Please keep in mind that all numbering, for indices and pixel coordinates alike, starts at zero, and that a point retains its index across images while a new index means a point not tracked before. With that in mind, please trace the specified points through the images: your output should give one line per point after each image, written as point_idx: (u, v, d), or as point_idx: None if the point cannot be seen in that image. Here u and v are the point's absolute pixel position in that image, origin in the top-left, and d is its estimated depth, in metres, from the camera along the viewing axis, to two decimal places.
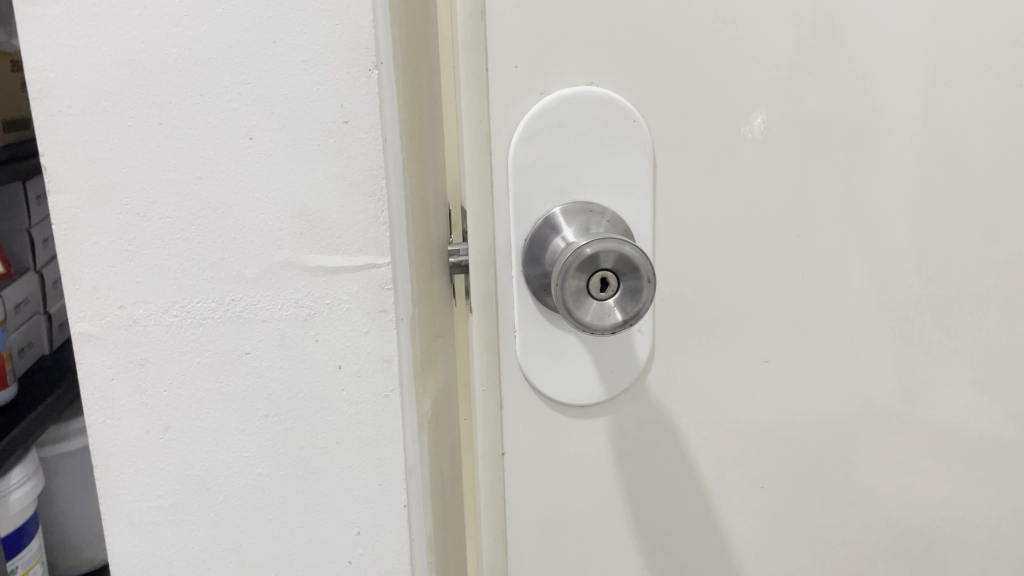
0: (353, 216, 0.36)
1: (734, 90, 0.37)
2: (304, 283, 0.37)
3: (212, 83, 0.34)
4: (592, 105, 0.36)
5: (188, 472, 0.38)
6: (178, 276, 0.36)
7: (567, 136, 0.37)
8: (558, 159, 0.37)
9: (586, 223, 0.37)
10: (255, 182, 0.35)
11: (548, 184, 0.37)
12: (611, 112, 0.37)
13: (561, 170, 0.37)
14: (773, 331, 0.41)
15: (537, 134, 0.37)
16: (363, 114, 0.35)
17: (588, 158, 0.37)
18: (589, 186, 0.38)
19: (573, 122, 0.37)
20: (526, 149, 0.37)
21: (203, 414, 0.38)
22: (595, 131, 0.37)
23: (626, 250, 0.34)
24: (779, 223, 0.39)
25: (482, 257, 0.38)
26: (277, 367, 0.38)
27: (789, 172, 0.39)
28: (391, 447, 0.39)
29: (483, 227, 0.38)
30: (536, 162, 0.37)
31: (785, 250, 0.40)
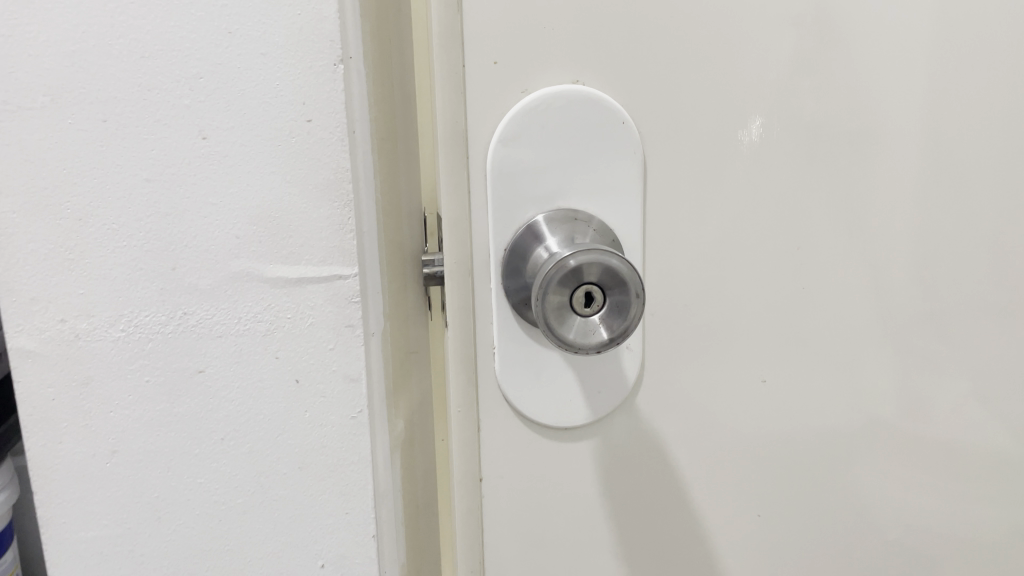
0: (317, 223, 0.33)
1: (731, 90, 0.34)
2: (263, 296, 0.34)
3: (161, 77, 0.31)
4: (577, 105, 0.34)
5: (137, 500, 0.35)
6: (126, 287, 0.33)
7: (550, 138, 0.34)
8: (541, 163, 0.34)
9: (571, 231, 0.35)
10: (210, 185, 0.32)
11: (530, 189, 0.34)
12: (598, 113, 0.34)
13: (545, 175, 0.34)
14: (771, 349, 0.38)
15: (518, 135, 0.34)
16: (327, 112, 0.33)
17: (573, 163, 0.34)
18: (574, 191, 0.35)
19: (557, 123, 0.34)
20: (507, 152, 0.34)
21: (153, 437, 0.35)
22: (581, 133, 0.34)
23: (612, 262, 0.31)
24: (778, 234, 0.36)
25: (459, 267, 0.36)
26: (234, 386, 0.35)
27: (791, 179, 0.36)
28: (358, 473, 0.37)
29: (459, 235, 0.35)
30: (518, 166, 0.34)
31: (786, 263, 0.37)
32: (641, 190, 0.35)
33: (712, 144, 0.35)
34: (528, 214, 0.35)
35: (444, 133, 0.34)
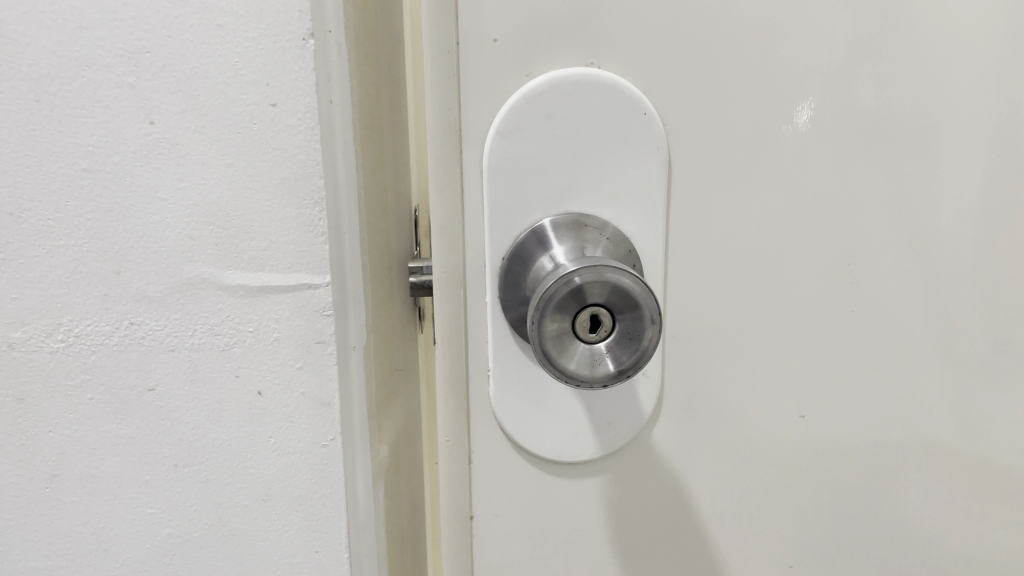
0: (282, 224, 0.29)
1: (775, 78, 0.29)
2: (221, 306, 0.29)
3: (101, 52, 0.27)
4: (590, 93, 0.28)
5: (82, 529, 0.31)
6: (65, 293, 0.29)
7: (558, 130, 0.29)
8: (545, 159, 0.29)
9: (581, 242, 0.29)
10: (158, 177, 0.28)
11: (532, 190, 0.29)
12: (615, 103, 0.29)
13: (549, 174, 0.29)
14: (814, 384, 0.32)
15: (520, 127, 0.29)
16: (296, 96, 0.28)
17: (584, 161, 0.29)
18: (584, 193, 0.29)
19: (566, 114, 0.29)
20: (505, 146, 0.29)
21: (99, 462, 0.31)
22: (594, 124, 0.29)
23: (623, 280, 0.26)
24: (828, 249, 0.31)
25: (448, 278, 0.31)
26: (188, 407, 0.30)
27: (842, 184, 0.30)
28: (330, 508, 0.32)
29: (449, 241, 0.30)
30: (518, 162, 0.29)
31: (835, 284, 0.31)
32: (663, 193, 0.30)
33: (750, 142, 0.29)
34: (529, 219, 0.30)
35: (433, 122, 0.29)
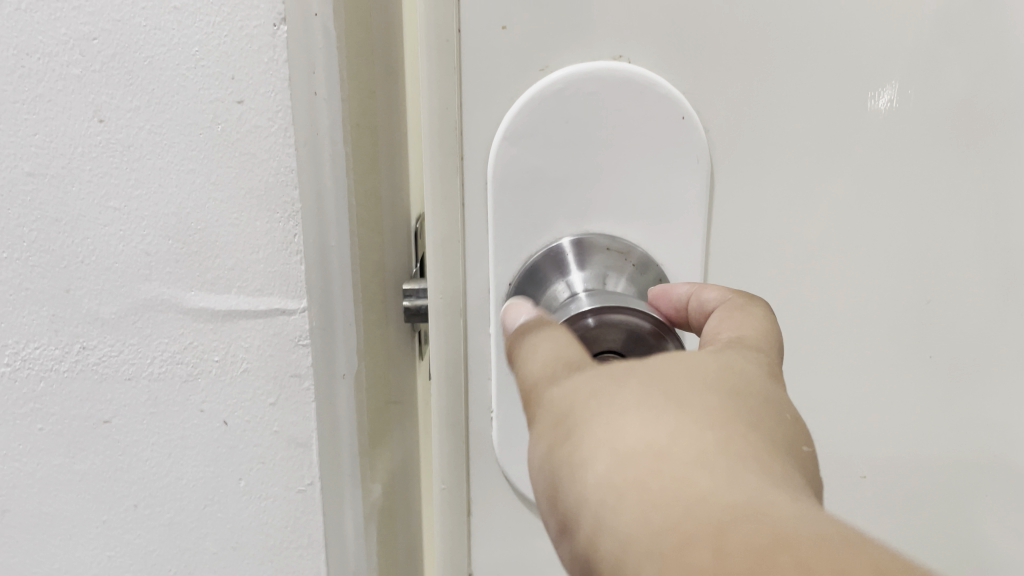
0: (251, 240, 0.25)
1: (854, 75, 0.23)
2: (182, 330, 0.26)
3: (42, 38, 0.23)
4: (619, 95, 0.22)
5: (35, 569, 0.28)
6: (11, 311, 0.25)
7: (577, 141, 0.23)
8: (562, 172, 0.23)
9: (604, 268, 0.24)
10: (109, 184, 0.24)
11: (548, 200, 0.23)
12: (649, 106, 0.22)
13: (567, 189, 0.23)
14: (891, 455, 0.26)
15: (532, 131, 0.23)
16: (266, 92, 0.24)
17: (609, 174, 0.23)
18: (608, 212, 0.23)
19: (587, 120, 0.23)
20: (511, 156, 0.23)
21: (51, 499, 0.27)
22: (620, 129, 0.23)
23: (642, 325, 0.20)
24: (914, 288, 0.24)
25: (449, 305, 0.24)
26: (148, 442, 0.27)
27: (911, 196, 0.24)
28: (307, 562, 0.28)
29: (452, 265, 0.24)
30: (529, 175, 0.23)
31: (925, 329, 0.25)
32: (719, 210, 0.24)
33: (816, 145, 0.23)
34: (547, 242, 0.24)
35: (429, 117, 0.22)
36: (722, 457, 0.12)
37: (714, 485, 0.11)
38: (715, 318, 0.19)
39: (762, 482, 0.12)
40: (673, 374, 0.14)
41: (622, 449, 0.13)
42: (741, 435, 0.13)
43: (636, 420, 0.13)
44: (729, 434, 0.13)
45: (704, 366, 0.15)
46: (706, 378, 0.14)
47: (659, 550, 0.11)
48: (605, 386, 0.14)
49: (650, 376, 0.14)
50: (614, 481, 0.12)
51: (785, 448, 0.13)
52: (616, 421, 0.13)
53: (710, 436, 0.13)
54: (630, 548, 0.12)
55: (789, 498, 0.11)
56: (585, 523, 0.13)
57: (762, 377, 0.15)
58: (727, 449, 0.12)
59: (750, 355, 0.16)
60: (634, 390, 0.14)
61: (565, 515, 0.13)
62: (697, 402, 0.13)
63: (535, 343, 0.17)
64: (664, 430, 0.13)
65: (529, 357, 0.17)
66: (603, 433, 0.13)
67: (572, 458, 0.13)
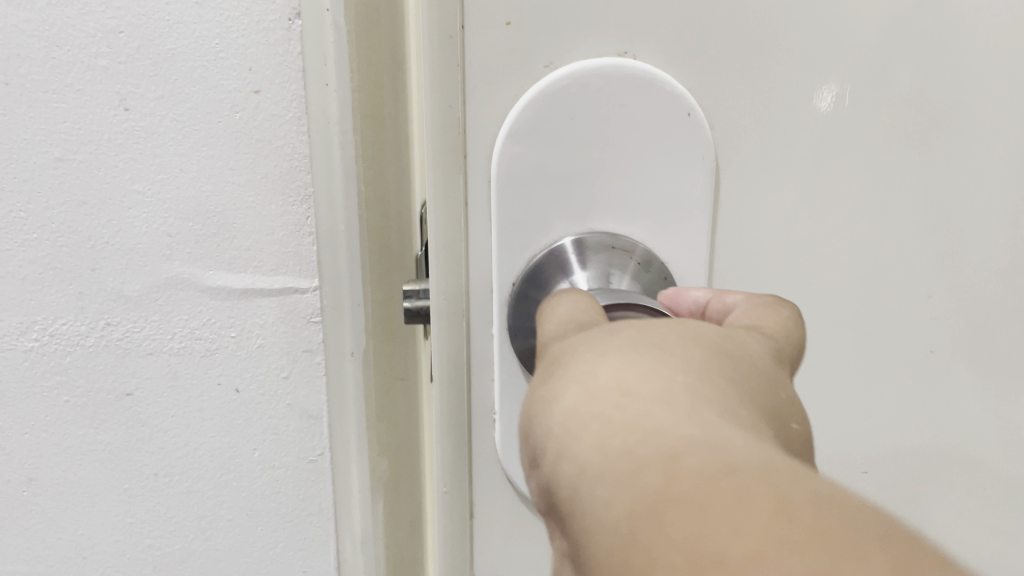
0: (266, 223, 0.26)
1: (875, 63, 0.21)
2: (201, 307, 0.27)
3: (72, 31, 0.24)
4: (624, 91, 0.21)
5: (59, 537, 0.30)
6: (39, 289, 0.27)
7: (581, 136, 0.21)
8: (568, 167, 0.21)
9: (607, 267, 0.22)
10: (133, 168, 0.26)
11: (552, 195, 0.21)
12: (654, 103, 0.21)
13: (572, 186, 0.21)
14: (909, 457, 0.25)
15: (534, 130, 0.21)
16: (282, 82, 0.25)
17: (613, 172, 0.22)
18: (615, 209, 0.22)
19: (594, 117, 0.21)
20: (515, 151, 0.21)
21: (75, 468, 0.29)
22: (624, 125, 0.21)
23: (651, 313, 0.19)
24: (933, 282, 0.23)
25: (454, 305, 0.22)
26: (167, 414, 0.28)
27: (928, 189, 0.22)
28: (319, 526, 0.30)
29: (454, 263, 0.22)
30: (530, 173, 0.21)
31: (945, 327, 0.24)
32: (729, 206, 0.22)
33: (830, 137, 0.22)
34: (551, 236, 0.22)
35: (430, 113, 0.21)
36: (687, 397, 0.12)
37: (676, 422, 0.11)
38: (731, 313, 0.17)
39: (723, 422, 0.12)
40: (672, 343, 0.14)
41: (594, 380, 0.13)
42: (722, 393, 0.13)
43: (617, 363, 0.13)
44: (704, 382, 0.13)
45: (697, 327, 0.15)
46: (695, 336, 0.14)
47: (612, 472, 0.11)
48: (595, 337, 0.14)
49: (639, 329, 0.14)
50: (580, 411, 0.12)
51: (769, 417, 0.13)
52: (597, 358, 0.14)
53: (686, 388, 0.12)
54: (585, 472, 0.12)
55: (746, 438, 0.11)
56: (546, 450, 0.13)
57: (766, 362, 0.15)
58: (695, 393, 0.12)
59: (755, 335, 0.15)
60: (622, 343, 0.14)
61: (529, 444, 0.13)
62: (678, 350, 0.13)
63: (557, 305, 0.17)
64: (637, 369, 0.13)
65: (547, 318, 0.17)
66: (582, 376, 0.13)
67: (546, 389, 0.14)
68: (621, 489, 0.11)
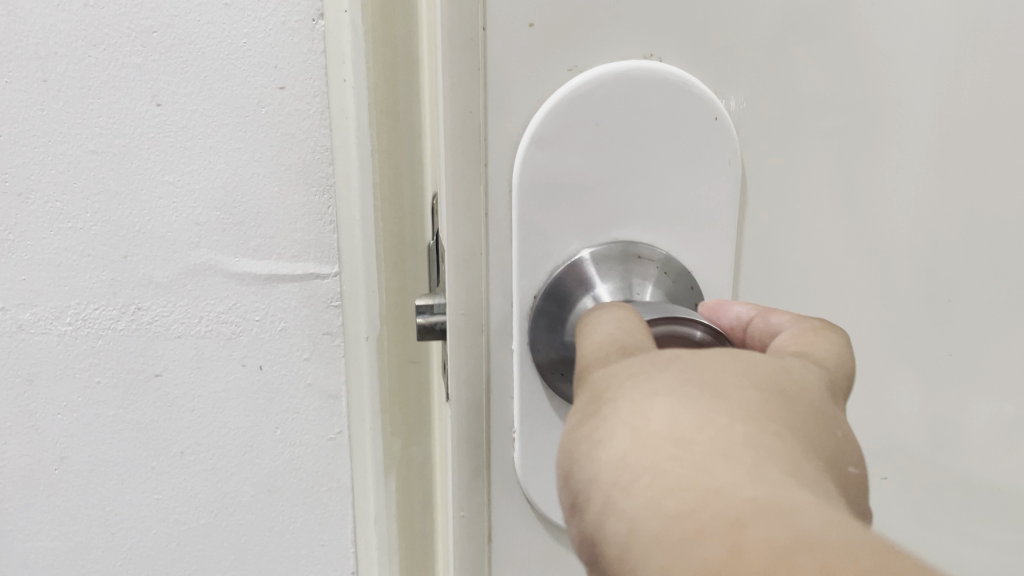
0: (290, 212, 0.28)
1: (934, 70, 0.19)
2: (227, 292, 0.29)
3: (108, 31, 0.26)
4: (655, 96, 0.17)
5: (90, 512, 0.31)
6: (73, 275, 0.28)
7: (611, 143, 0.17)
8: (597, 176, 0.17)
9: (633, 280, 0.18)
10: (165, 160, 0.27)
11: (581, 213, 0.17)
12: (693, 108, 0.17)
13: (603, 200, 0.17)
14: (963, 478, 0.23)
15: (557, 137, 0.17)
16: (305, 78, 0.27)
17: (645, 178, 0.17)
18: (645, 218, 0.18)
19: (621, 119, 0.17)
20: (540, 170, 0.17)
21: (106, 446, 0.30)
22: (655, 129, 0.17)
23: (693, 334, 0.15)
24: (1008, 292, 0.20)
25: (466, 327, 0.18)
26: (195, 394, 0.30)
27: (1007, 196, 0.19)
28: (337, 501, 0.31)
29: (469, 280, 0.18)
30: (554, 182, 0.17)
31: (1019, 341, 0.21)
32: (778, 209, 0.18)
33: (893, 148, 0.18)
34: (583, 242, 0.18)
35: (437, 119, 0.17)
36: (752, 452, 0.10)
37: (737, 483, 0.09)
38: (786, 333, 0.14)
39: (800, 484, 0.10)
40: (739, 393, 0.11)
41: (646, 422, 0.11)
42: (795, 459, 0.10)
43: (670, 405, 0.11)
44: (770, 429, 0.10)
45: (759, 362, 0.12)
46: (758, 374, 0.12)
47: (671, 539, 0.09)
48: (642, 370, 0.12)
49: (697, 363, 0.12)
50: (632, 461, 0.10)
51: (834, 470, 0.11)
52: (648, 398, 0.11)
53: (750, 440, 0.10)
54: (635, 533, 0.10)
55: (827, 508, 0.09)
56: (592, 498, 0.11)
57: (829, 400, 0.12)
58: (764, 448, 0.10)
59: (817, 365, 0.13)
60: (675, 380, 0.11)
61: (572, 490, 0.11)
62: (738, 393, 0.11)
63: (595, 327, 0.14)
64: (695, 416, 0.11)
65: (585, 339, 0.14)
66: (632, 415, 0.11)
67: (589, 433, 0.11)
68: (677, 560, 0.09)
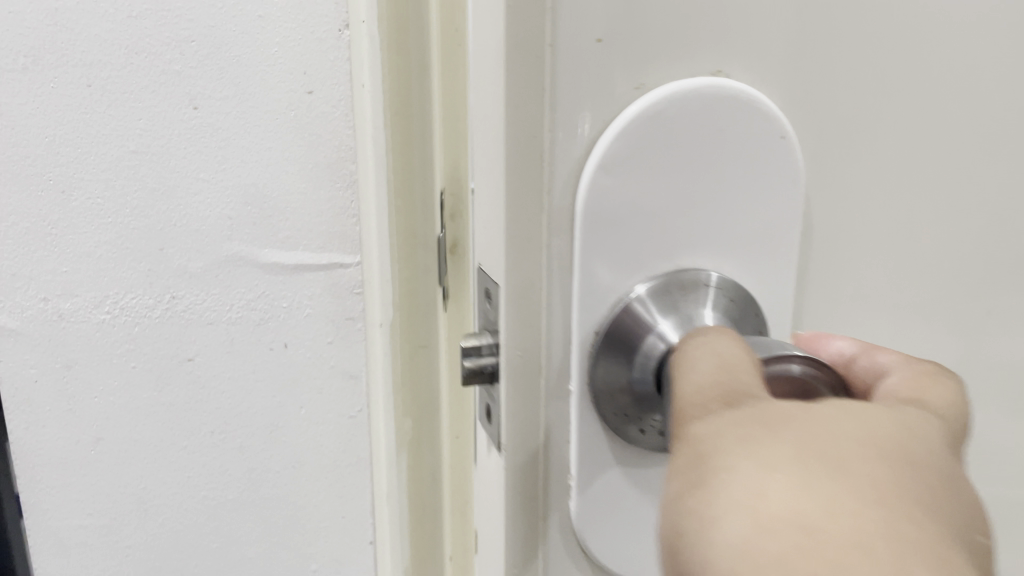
0: (316, 206, 0.31)
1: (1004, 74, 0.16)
2: (256, 281, 0.31)
3: (149, 40, 0.28)
4: (728, 115, 0.14)
5: (123, 490, 0.33)
6: (112, 267, 0.30)
7: (683, 158, 0.14)
8: (666, 195, 0.14)
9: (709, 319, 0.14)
10: (200, 160, 0.30)
11: (641, 239, 0.14)
12: (754, 139, 0.14)
13: (664, 222, 0.14)
14: None
15: (625, 161, 0.14)
16: (331, 84, 0.29)
17: (716, 201, 0.14)
18: (718, 244, 0.15)
19: (691, 129, 0.14)
20: (605, 196, 0.14)
21: (139, 427, 0.32)
22: (732, 139, 0.14)
23: (789, 371, 0.12)
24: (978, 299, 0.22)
25: (524, 367, 0.15)
26: (225, 376, 0.32)
27: None
28: (356, 475, 0.34)
29: (527, 312, 0.14)
30: (614, 211, 0.14)
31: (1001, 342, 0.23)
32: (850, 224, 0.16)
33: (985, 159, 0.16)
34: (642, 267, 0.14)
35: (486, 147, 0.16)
36: (893, 550, 0.09)
37: None
38: (885, 359, 0.13)
39: None
40: (837, 424, 0.10)
41: (763, 507, 0.09)
42: (908, 515, 0.09)
43: (791, 486, 0.09)
44: (909, 514, 0.09)
45: (877, 421, 0.10)
46: (880, 437, 0.10)
47: None
48: (755, 433, 0.10)
49: (814, 425, 0.10)
50: (755, 557, 0.09)
51: (973, 550, 0.10)
52: (766, 470, 0.09)
53: (889, 532, 0.09)
54: None
55: None
56: None
57: (952, 464, 0.11)
58: (904, 540, 0.09)
59: (926, 418, 0.11)
60: (793, 453, 0.10)
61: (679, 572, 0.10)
62: (866, 469, 0.10)
63: (691, 358, 0.12)
64: (821, 498, 0.09)
65: (677, 368, 0.12)
66: (750, 497, 0.09)
67: (696, 508, 0.10)
68: None
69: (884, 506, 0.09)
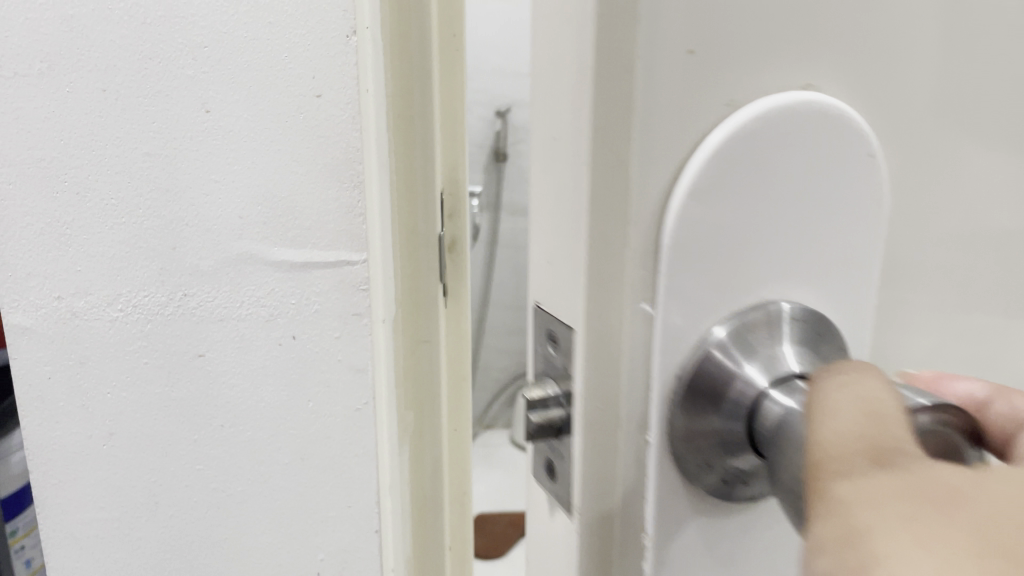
0: (324, 205, 0.32)
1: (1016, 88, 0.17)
2: (266, 278, 0.32)
3: (163, 46, 0.29)
4: (819, 127, 0.14)
5: (135, 484, 0.34)
6: (126, 266, 0.31)
7: (774, 178, 0.14)
8: (755, 218, 0.14)
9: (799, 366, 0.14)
10: (212, 162, 0.31)
11: (709, 287, 0.14)
12: (847, 150, 0.14)
13: (753, 259, 0.14)
14: None
15: (715, 178, 0.13)
16: (339, 88, 0.31)
17: (803, 218, 0.14)
18: (798, 264, 0.14)
19: (780, 147, 0.13)
20: (695, 226, 0.13)
21: (151, 422, 0.33)
22: (824, 153, 0.14)
23: (922, 425, 0.11)
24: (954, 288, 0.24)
25: (603, 419, 0.14)
26: (235, 371, 0.33)
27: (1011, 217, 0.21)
28: (362, 466, 0.35)
29: (604, 359, 0.14)
30: (702, 236, 0.13)
31: None
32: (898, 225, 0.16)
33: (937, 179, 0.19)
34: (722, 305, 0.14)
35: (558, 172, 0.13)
36: None
37: None
38: None
39: None
40: (993, 487, 0.09)
41: None
42: None
43: (930, 553, 0.08)
44: None
45: None
46: None
47: None
48: (905, 507, 0.09)
49: (979, 503, 0.09)
50: None
51: None
52: (908, 541, 0.09)
53: None
54: None
55: None
56: None
57: None
58: None
59: None
60: (948, 531, 0.08)
61: None
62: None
63: (831, 410, 0.11)
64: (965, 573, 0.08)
65: (819, 424, 0.11)
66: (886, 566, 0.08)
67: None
68: None
69: (1008, 558, 0.08)
